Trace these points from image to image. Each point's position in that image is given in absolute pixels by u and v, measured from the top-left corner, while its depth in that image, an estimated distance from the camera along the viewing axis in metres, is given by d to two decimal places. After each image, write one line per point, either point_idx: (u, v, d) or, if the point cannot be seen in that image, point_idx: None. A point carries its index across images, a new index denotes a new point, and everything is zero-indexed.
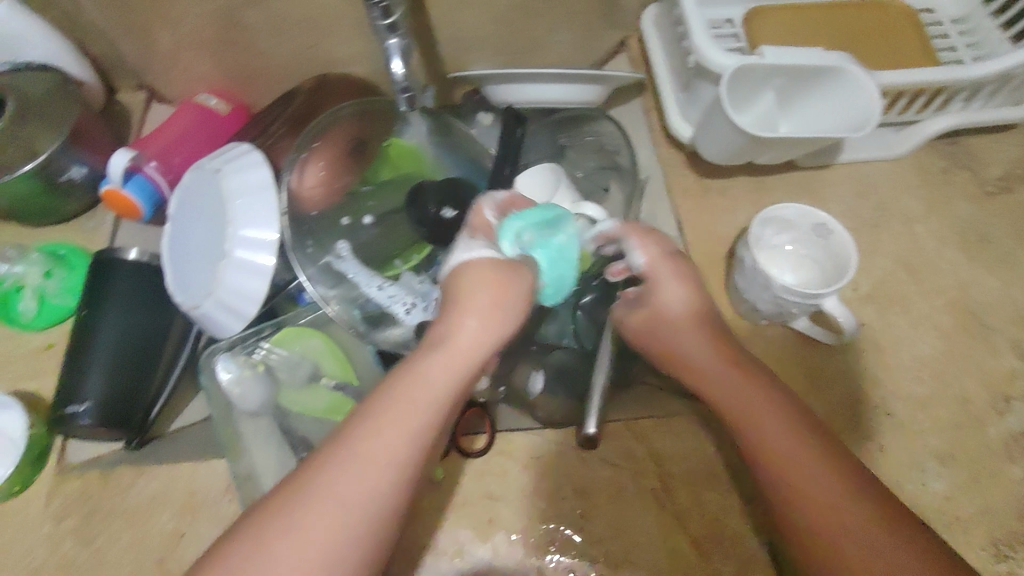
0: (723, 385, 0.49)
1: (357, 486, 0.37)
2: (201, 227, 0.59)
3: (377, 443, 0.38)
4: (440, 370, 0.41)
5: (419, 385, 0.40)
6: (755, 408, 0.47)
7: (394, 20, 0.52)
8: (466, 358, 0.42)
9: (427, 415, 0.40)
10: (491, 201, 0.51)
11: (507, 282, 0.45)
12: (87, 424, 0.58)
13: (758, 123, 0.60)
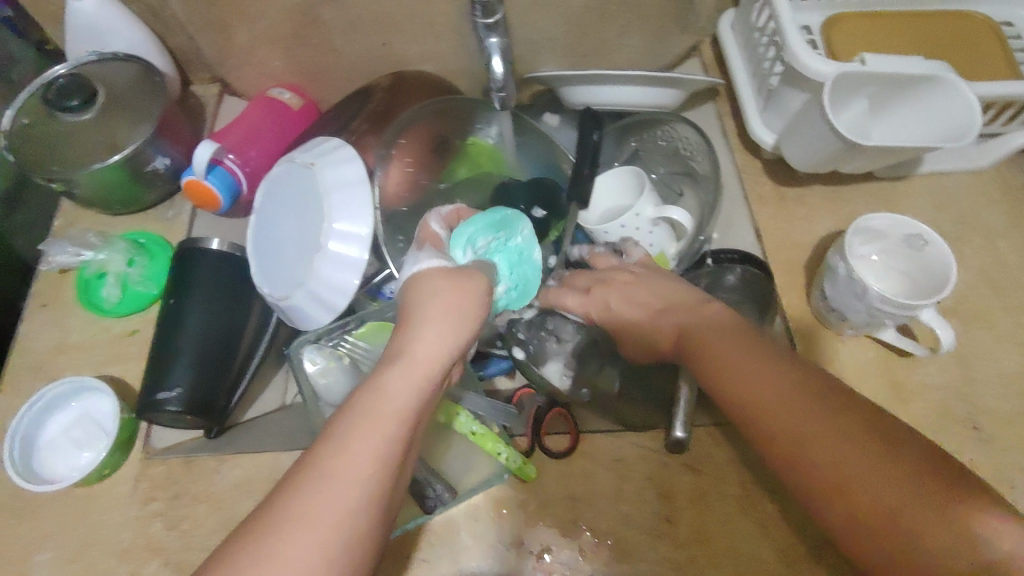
0: (716, 362, 0.45)
1: (329, 498, 0.36)
2: (291, 220, 0.60)
3: (344, 454, 0.38)
4: (399, 381, 0.42)
5: (382, 392, 0.41)
6: (752, 381, 0.42)
7: (496, 19, 0.53)
8: (425, 366, 0.43)
9: (388, 422, 0.40)
10: (435, 213, 0.56)
11: (461, 288, 0.47)
12: (174, 410, 0.59)
13: (852, 129, 0.59)
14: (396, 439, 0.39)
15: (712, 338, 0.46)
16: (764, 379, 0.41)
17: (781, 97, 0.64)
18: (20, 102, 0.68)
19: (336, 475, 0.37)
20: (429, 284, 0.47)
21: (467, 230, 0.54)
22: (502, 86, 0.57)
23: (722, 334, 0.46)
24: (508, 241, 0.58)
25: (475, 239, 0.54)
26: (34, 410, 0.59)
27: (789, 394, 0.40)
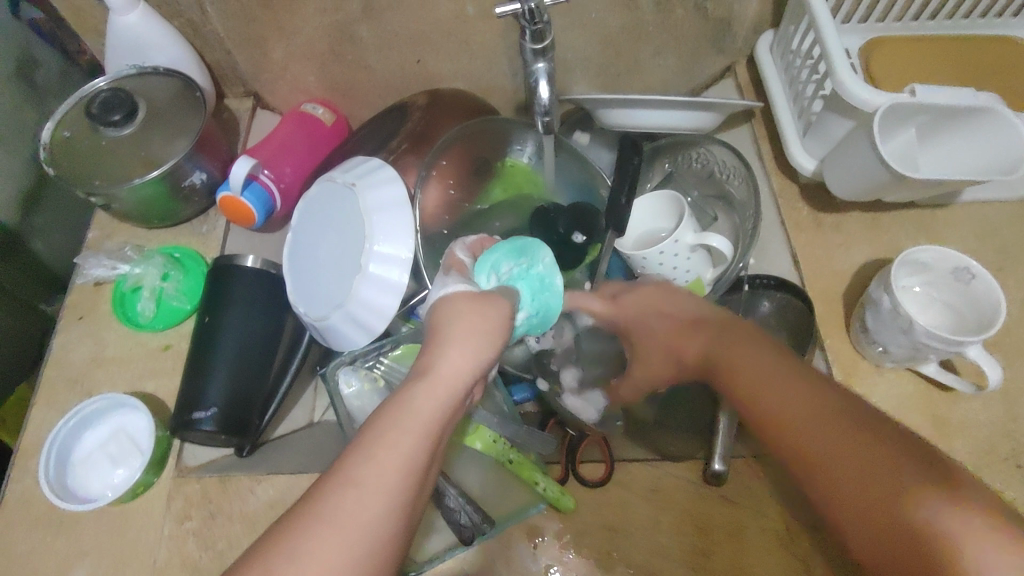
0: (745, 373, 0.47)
1: (353, 508, 0.36)
2: (330, 240, 0.60)
3: (365, 462, 0.38)
4: (425, 398, 0.41)
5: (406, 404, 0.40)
6: (776, 390, 0.44)
7: (546, 45, 0.53)
8: (450, 385, 0.42)
9: (415, 439, 0.39)
10: (461, 245, 0.56)
11: (487, 308, 0.46)
12: (209, 429, 0.59)
13: (900, 158, 0.59)
14: (420, 451, 0.39)
15: (748, 349, 0.48)
16: (788, 387, 0.43)
17: (824, 124, 0.64)
18: (62, 114, 0.68)
19: (356, 483, 0.37)
20: (459, 301, 0.46)
21: (491, 257, 0.53)
22: (547, 110, 0.58)
23: (755, 343, 0.48)
24: (531, 267, 0.54)
25: (500, 265, 0.53)
26: (70, 425, 0.60)
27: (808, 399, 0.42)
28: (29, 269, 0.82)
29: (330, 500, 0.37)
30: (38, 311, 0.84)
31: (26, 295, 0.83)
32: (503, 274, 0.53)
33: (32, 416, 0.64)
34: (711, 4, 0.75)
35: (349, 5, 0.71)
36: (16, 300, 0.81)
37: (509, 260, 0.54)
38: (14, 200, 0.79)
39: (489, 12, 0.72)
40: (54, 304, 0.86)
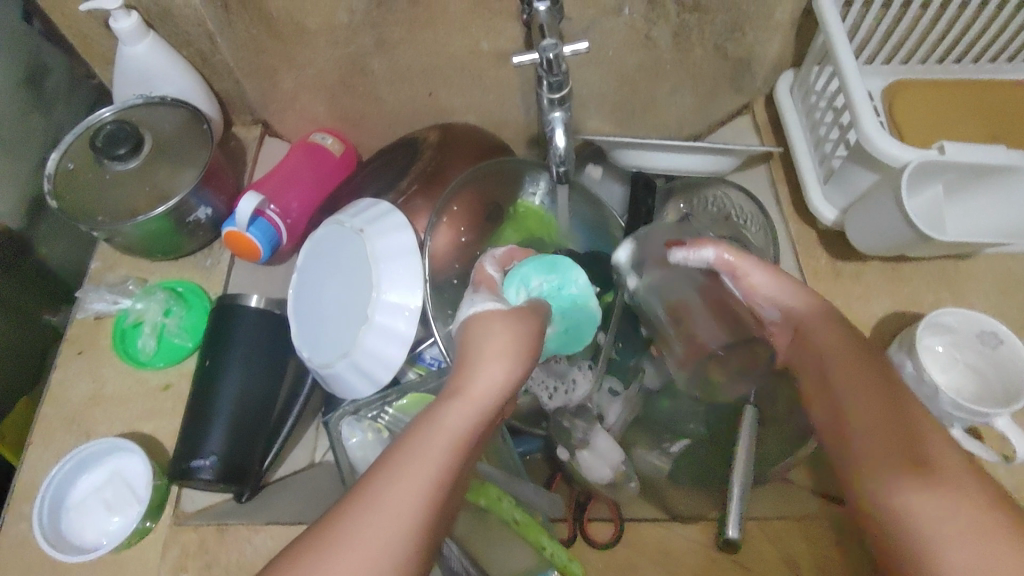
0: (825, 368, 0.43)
1: (384, 529, 0.33)
2: (336, 286, 0.59)
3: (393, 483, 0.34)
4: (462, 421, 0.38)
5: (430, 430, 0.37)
6: (848, 394, 0.41)
7: (564, 95, 0.52)
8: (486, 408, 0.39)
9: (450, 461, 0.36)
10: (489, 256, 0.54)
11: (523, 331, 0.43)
12: (208, 479, 0.57)
13: (926, 216, 0.57)
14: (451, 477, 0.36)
15: (824, 338, 0.44)
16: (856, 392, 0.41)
17: (846, 175, 0.62)
18: (66, 145, 0.67)
19: (388, 508, 0.33)
20: (490, 320, 0.43)
21: (523, 269, 0.53)
22: (564, 159, 0.56)
23: (826, 331, 0.44)
24: (562, 285, 0.55)
25: (530, 279, 0.53)
26: (67, 469, 0.58)
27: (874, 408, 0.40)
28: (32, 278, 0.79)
29: (357, 525, 0.33)
30: (39, 320, 0.81)
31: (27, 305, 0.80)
32: (534, 287, 0.53)
33: (28, 456, 0.62)
34: (731, 45, 0.73)
35: (362, 38, 0.70)
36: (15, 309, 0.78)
37: (539, 274, 0.54)
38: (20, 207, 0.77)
39: (504, 49, 0.70)
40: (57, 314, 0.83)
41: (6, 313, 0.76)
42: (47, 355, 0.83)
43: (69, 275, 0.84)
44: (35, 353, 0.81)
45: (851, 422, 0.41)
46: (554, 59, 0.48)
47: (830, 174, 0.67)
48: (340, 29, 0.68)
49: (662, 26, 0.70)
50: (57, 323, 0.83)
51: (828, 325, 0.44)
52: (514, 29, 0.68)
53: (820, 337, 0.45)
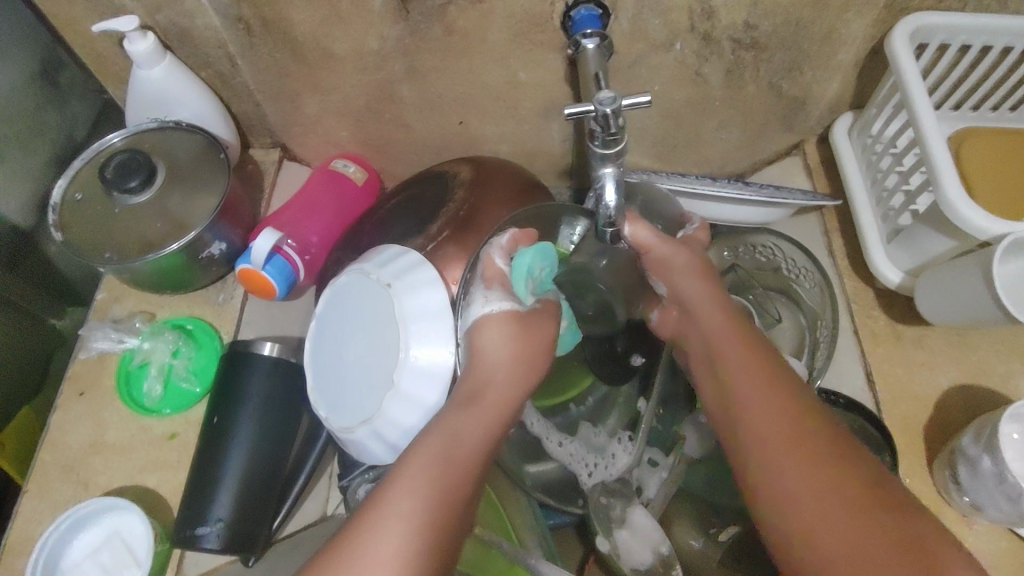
0: (724, 369, 0.47)
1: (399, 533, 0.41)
2: (359, 342, 0.54)
3: (400, 497, 0.42)
4: (469, 425, 0.47)
5: (433, 450, 0.45)
6: (750, 400, 0.45)
7: (618, 150, 0.47)
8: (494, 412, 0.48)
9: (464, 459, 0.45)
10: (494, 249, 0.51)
11: (526, 328, 0.50)
12: (212, 548, 0.53)
13: (1012, 290, 0.52)
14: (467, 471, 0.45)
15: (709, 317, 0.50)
16: (764, 403, 0.45)
17: (915, 237, 0.58)
18: (75, 173, 0.63)
19: (399, 518, 0.41)
20: (497, 332, 0.49)
21: (528, 255, 0.51)
22: (613, 218, 0.51)
23: (725, 331, 0.49)
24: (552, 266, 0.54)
25: (535, 267, 0.52)
26: (62, 528, 0.54)
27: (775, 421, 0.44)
28: (36, 277, 0.75)
29: (375, 540, 0.40)
30: (44, 324, 0.77)
31: (30, 306, 0.75)
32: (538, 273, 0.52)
33: (23, 508, 0.59)
34: (786, 83, 0.67)
35: (393, 65, 0.65)
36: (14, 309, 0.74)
37: (539, 259, 0.52)
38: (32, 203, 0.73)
39: (544, 80, 0.65)
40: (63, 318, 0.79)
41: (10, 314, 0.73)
42: (51, 363, 0.78)
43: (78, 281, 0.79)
44: (37, 359, 0.76)
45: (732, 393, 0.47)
46: (612, 113, 0.44)
47: (896, 232, 0.62)
48: (370, 55, 0.64)
49: (714, 63, 0.64)
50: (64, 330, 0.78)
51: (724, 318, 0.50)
52: (557, 62, 0.63)
53: (720, 334, 0.49)
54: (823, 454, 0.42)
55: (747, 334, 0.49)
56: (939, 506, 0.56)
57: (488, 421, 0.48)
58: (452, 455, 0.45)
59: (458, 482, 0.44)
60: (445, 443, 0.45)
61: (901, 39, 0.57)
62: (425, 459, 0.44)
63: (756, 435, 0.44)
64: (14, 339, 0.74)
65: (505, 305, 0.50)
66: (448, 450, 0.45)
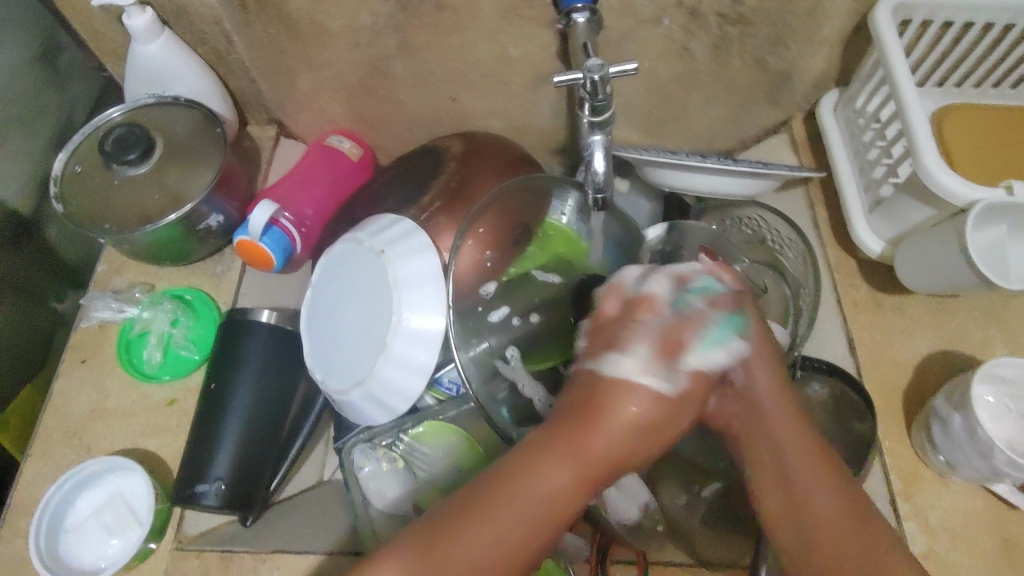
0: (762, 424, 0.49)
1: None
2: (353, 309, 0.56)
3: (404, 557, 0.43)
4: (503, 505, 0.44)
5: (464, 533, 0.43)
6: (793, 470, 0.48)
7: (606, 118, 0.49)
8: (527, 498, 0.44)
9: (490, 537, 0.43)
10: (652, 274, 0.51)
11: (614, 386, 0.47)
12: (211, 505, 0.55)
13: (988, 257, 0.54)
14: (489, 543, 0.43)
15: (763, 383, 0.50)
16: (800, 468, 0.48)
17: (897, 207, 0.60)
18: (75, 145, 0.65)
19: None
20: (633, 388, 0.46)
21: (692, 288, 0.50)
22: (602, 185, 0.52)
23: (779, 405, 0.49)
24: None
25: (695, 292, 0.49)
26: (66, 488, 0.56)
27: (781, 507, 0.48)
28: (40, 258, 0.77)
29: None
30: (43, 305, 0.78)
31: (33, 284, 0.77)
32: (714, 364, 0.48)
33: (26, 471, 0.61)
34: (772, 58, 0.68)
35: (385, 41, 0.66)
36: (16, 286, 0.75)
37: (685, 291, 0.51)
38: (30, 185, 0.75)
39: (534, 56, 0.66)
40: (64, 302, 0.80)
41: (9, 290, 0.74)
42: (54, 342, 0.78)
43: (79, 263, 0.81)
44: (40, 338, 0.78)
45: (784, 458, 0.48)
46: (600, 81, 0.45)
47: (877, 202, 0.64)
48: (363, 31, 0.65)
49: (700, 38, 0.66)
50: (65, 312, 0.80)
51: (784, 414, 0.49)
52: (546, 37, 0.64)
53: (774, 425, 0.49)
54: (845, 534, 0.45)
55: (806, 433, 0.48)
56: (916, 467, 0.58)
57: (574, 487, 0.46)
58: (489, 540, 0.43)
59: (477, 560, 0.43)
60: (479, 532, 0.43)
61: (885, 13, 0.58)
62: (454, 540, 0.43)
63: (787, 500, 0.47)
64: (13, 315, 0.75)
65: (652, 384, 0.46)
66: (478, 532, 0.43)
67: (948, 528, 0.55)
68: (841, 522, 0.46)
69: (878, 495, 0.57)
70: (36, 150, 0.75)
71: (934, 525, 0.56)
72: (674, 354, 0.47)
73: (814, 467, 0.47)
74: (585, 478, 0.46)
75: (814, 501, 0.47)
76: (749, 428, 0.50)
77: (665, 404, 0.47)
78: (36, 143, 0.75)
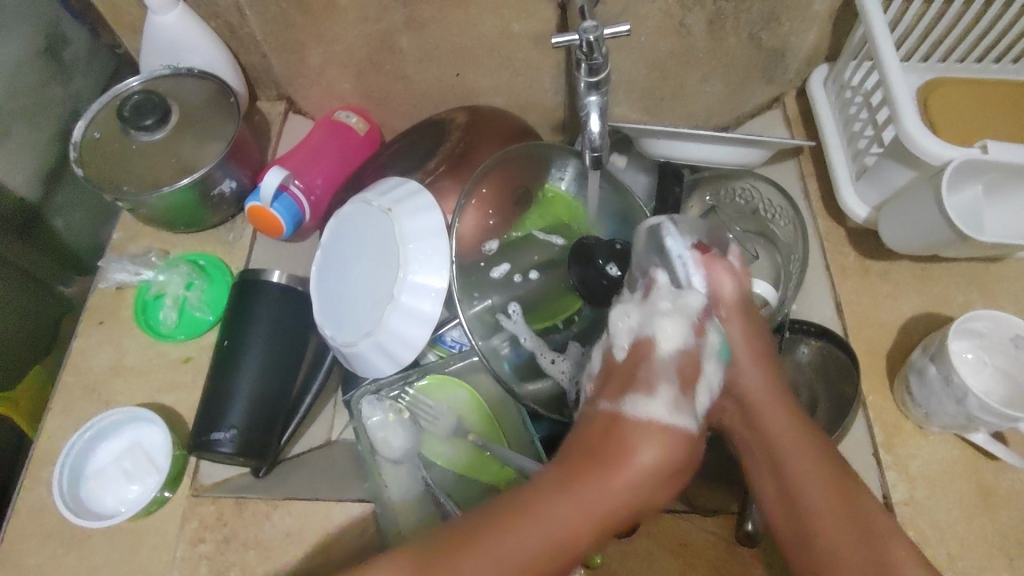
0: (744, 396, 0.53)
1: None
2: (364, 265, 0.60)
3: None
4: (513, 538, 0.43)
5: (482, 545, 0.42)
6: (776, 437, 0.51)
7: (600, 79, 0.51)
8: (543, 536, 0.43)
9: (490, 565, 0.42)
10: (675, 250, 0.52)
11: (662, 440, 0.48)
12: (227, 451, 0.58)
13: (965, 214, 0.57)
14: (506, 575, 0.42)
15: (746, 371, 0.53)
16: (786, 440, 0.50)
17: (881, 172, 0.62)
18: (93, 114, 0.67)
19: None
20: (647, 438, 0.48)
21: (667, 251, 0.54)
22: (598, 146, 0.55)
23: (761, 391, 0.52)
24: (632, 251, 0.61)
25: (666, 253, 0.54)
26: (85, 438, 0.60)
27: (773, 484, 0.50)
28: (47, 249, 0.79)
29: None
30: (53, 292, 0.80)
31: (40, 273, 0.79)
32: (694, 310, 0.51)
33: (48, 424, 0.63)
34: (766, 34, 0.69)
35: (392, 16, 0.67)
36: (24, 275, 0.78)
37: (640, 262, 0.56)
38: (33, 178, 0.76)
39: (537, 31, 0.68)
40: (72, 287, 0.82)
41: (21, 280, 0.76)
42: (59, 329, 0.81)
43: (83, 249, 0.82)
44: (47, 323, 0.80)
45: (763, 434, 0.52)
46: (595, 41, 0.49)
47: (863, 170, 0.67)
48: (371, 5, 0.66)
49: (696, 13, 0.66)
50: (71, 298, 0.82)
51: (780, 413, 0.51)
52: (549, 12, 0.65)
53: (763, 414, 0.52)
54: (822, 492, 0.48)
55: (779, 400, 0.52)
56: (897, 420, 0.61)
57: (580, 510, 0.45)
58: (521, 548, 0.43)
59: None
60: (473, 565, 0.42)
61: None
62: (478, 565, 0.42)
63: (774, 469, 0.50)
64: (25, 303, 0.77)
65: (682, 424, 0.49)
66: (488, 565, 0.42)
67: (928, 476, 0.58)
68: (816, 478, 0.48)
69: (862, 448, 0.60)
70: (43, 143, 0.76)
71: (914, 474, 0.58)
72: (693, 390, 0.50)
73: (805, 448, 0.49)
74: (607, 515, 0.45)
75: (793, 452, 0.50)
76: (747, 432, 0.53)
77: (683, 448, 0.49)
78: (41, 137, 0.76)
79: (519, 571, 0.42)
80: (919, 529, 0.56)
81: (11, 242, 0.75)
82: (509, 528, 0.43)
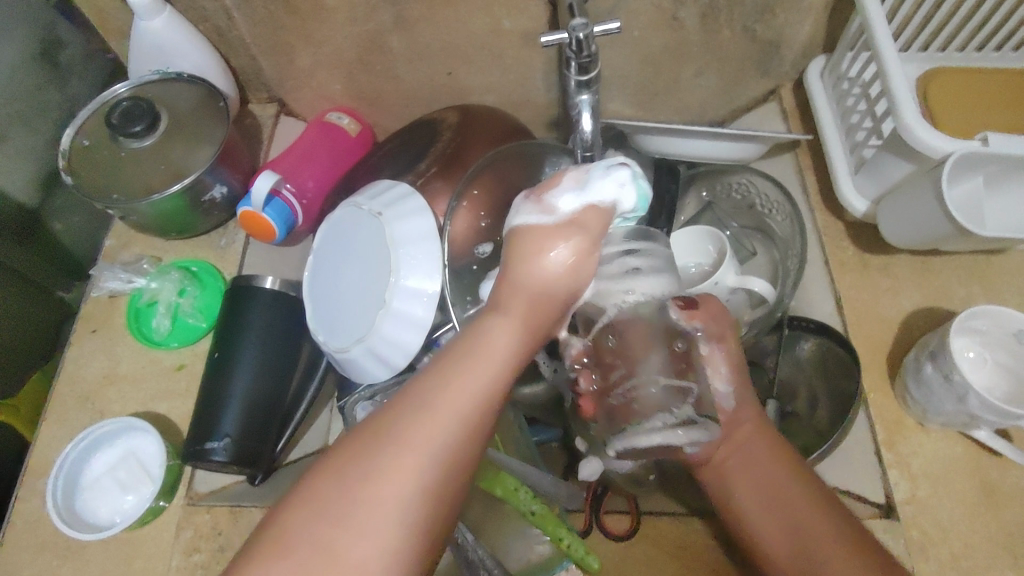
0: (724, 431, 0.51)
1: (310, 556, 0.36)
2: (356, 270, 0.60)
3: (416, 430, 0.40)
4: (445, 401, 0.41)
5: (427, 399, 0.41)
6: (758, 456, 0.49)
7: (591, 78, 0.51)
8: (490, 364, 0.43)
9: (438, 446, 0.40)
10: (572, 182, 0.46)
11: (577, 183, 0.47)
12: (220, 460, 0.57)
13: (967, 208, 0.56)
14: (455, 440, 0.40)
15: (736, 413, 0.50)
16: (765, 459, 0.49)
17: (880, 165, 0.61)
18: (82, 120, 0.66)
19: (367, 480, 0.38)
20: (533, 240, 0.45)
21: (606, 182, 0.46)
22: (589, 145, 0.54)
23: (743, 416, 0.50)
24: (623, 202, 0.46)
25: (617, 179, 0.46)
26: (80, 448, 0.60)
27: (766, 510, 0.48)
28: (48, 254, 0.78)
29: (379, 458, 0.39)
30: (53, 296, 0.80)
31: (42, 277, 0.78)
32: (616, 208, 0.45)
33: (42, 434, 0.63)
34: (761, 27, 0.68)
35: (381, 15, 0.66)
36: (26, 280, 0.77)
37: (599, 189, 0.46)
38: (36, 182, 0.75)
39: (527, 27, 0.67)
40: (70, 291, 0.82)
41: (19, 283, 0.76)
42: (60, 330, 0.81)
43: (82, 252, 0.82)
44: (48, 326, 0.80)
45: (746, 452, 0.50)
46: (584, 38, 0.48)
47: (861, 162, 0.66)
48: (359, 5, 0.65)
49: (689, 6, 0.65)
50: (70, 301, 0.82)
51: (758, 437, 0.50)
52: (538, 9, 0.64)
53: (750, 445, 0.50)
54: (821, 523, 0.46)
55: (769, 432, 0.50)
56: (898, 417, 0.60)
57: (520, 336, 0.44)
58: (465, 382, 0.42)
59: (469, 454, 0.41)
60: (421, 426, 0.40)
61: None
62: (428, 416, 0.40)
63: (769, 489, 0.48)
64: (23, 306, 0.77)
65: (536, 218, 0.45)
66: (437, 411, 0.40)
67: (929, 474, 0.57)
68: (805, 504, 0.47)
69: (863, 447, 0.59)
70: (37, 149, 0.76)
71: (916, 472, 0.58)
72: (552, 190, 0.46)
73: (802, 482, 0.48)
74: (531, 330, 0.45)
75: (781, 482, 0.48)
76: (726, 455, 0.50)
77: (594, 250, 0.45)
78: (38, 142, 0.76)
79: (465, 412, 0.41)
80: (920, 528, 0.55)
81: (12, 245, 0.74)
82: (454, 368, 0.42)
